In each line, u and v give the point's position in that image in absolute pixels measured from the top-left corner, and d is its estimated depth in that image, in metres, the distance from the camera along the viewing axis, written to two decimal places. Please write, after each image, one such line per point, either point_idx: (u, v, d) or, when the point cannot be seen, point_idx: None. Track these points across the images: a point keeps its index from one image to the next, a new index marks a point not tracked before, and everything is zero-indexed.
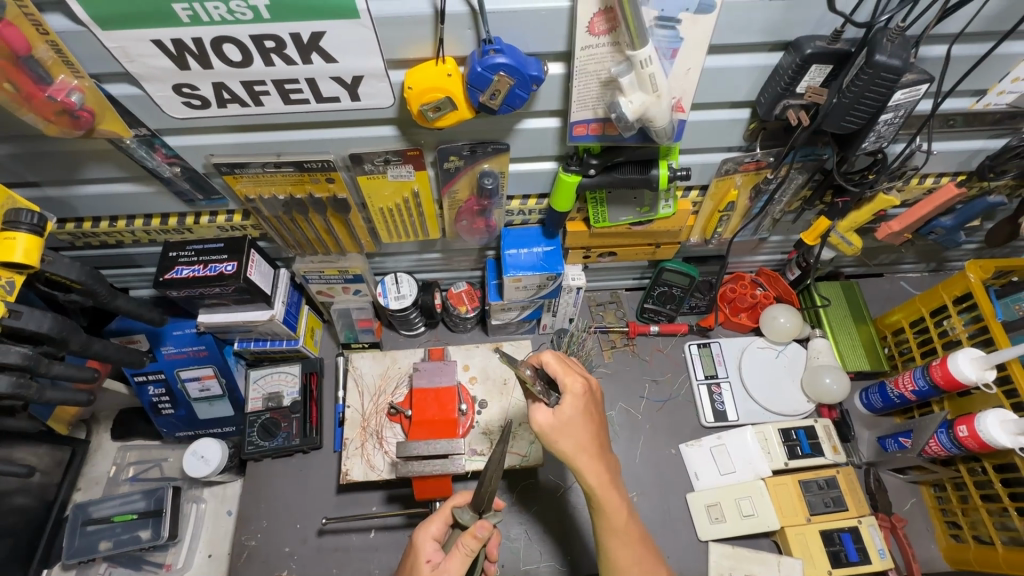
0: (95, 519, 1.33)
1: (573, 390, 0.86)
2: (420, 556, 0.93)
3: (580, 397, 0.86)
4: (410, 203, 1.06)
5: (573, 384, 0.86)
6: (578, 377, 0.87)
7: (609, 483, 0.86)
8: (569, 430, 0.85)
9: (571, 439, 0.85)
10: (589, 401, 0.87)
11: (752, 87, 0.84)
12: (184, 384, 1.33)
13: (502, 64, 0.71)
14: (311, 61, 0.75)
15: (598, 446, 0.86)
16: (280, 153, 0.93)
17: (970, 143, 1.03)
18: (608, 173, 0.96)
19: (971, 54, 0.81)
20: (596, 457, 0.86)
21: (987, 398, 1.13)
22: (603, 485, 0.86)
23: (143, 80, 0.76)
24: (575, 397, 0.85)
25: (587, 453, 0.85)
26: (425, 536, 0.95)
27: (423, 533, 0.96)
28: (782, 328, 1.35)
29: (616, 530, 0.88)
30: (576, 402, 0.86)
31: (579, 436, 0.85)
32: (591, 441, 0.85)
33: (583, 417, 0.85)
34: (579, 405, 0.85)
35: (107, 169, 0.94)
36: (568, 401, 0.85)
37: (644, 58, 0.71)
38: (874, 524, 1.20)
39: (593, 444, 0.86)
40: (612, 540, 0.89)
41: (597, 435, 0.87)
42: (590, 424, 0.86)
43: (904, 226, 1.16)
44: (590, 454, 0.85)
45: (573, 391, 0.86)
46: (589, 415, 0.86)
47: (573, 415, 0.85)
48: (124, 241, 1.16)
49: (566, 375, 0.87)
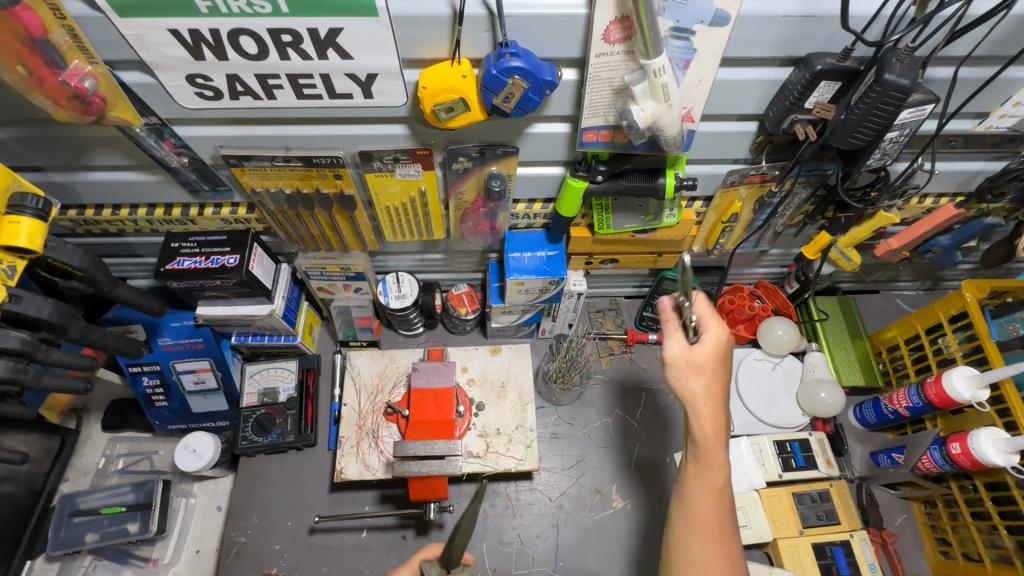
0: (82, 510, 1.32)
1: (715, 334, 0.84)
2: None
3: (723, 341, 0.84)
4: (417, 203, 1.06)
5: (718, 330, 0.84)
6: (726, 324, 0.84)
7: (717, 435, 0.83)
8: (705, 372, 0.83)
9: (703, 380, 0.83)
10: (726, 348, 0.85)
11: (761, 101, 0.85)
12: (179, 377, 1.32)
13: (517, 67, 0.71)
14: (327, 57, 0.75)
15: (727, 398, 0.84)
16: (289, 147, 0.93)
17: (970, 164, 1.04)
18: (615, 180, 0.96)
19: (975, 77, 0.83)
20: (721, 405, 0.83)
21: (980, 417, 1.14)
22: (715, 435, 0.83)
23: (157, 68, 0.76)
24: (717, 338, 0.83)
25: (717, 399, 0.83)
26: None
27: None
28: (779, 341, 1.37)
29: (712, 487, 0.83)
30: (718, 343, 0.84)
31: (716, 381, 0.83)
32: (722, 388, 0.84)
33: (722, 361, 0.83)
34: (718, 349, 0.83)
35: (114, 156, 0.94)
36: (709, 340, 0.83)
37: (658, 67, 0.71)
38: (865, 538, 1.21)
39: (722, 390, 0.84)
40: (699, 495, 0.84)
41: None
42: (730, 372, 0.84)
43: (902, 244, 1.18)
44: (719, 402, 0.83)
45: (718, 335, 0.84)
46: (723, 361, 0.84)
47: (709, 358, 0.83)
48: (125, 230, 1.15)
49: (712, 318, 0.85)
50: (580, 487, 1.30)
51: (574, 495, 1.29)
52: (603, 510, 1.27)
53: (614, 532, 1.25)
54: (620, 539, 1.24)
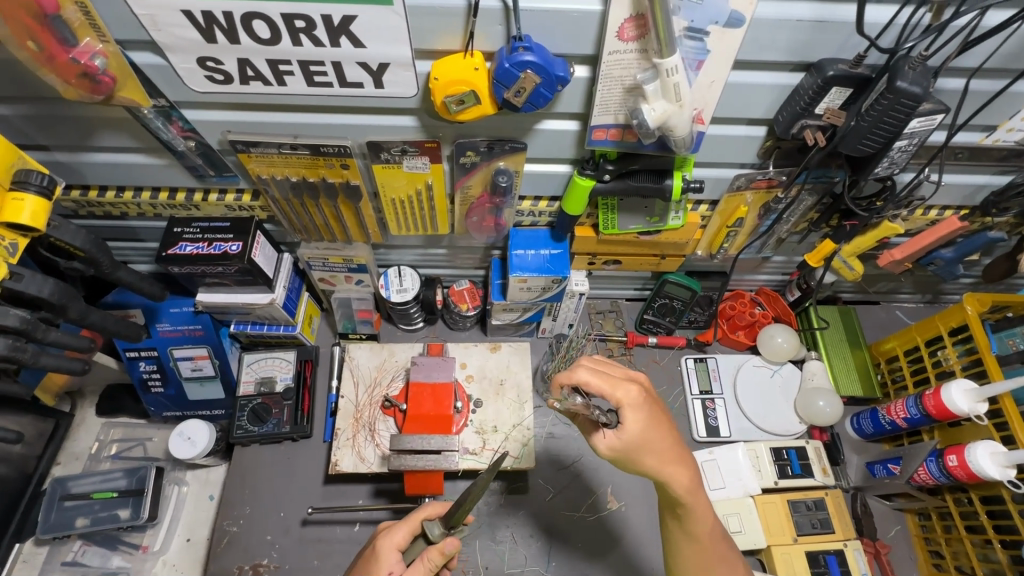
0: (73, 494, 1.31)
1: (629, 403, 0.79)
2: (381, 566, 0.89)
3: (641, 404, 0.79)
4: (423, 196, 1.06)
5: (627, 395, 0.79)
6: (629, 385, 0.80)
7: (696, 488, 0.83)
8: (645, 447, 0.79)
9: (651, 454, 0.80)
10: (649, 402, 0.81)
11: (771, 105, 0.85)
12: (176, 363, 1.31)
13: (530, 62, 0.71)
14: (339, 44, 0.75)
15: (679, 453, 0.82)
16: (296, 135, 0.93)
17: (976, 177, 1.04)
18: (622, 180, 0.96)
19: (986, 90, 0.83)
20: (681, 461, 0.82)
21: (977, 430, 1.15)
22: (690, 491, 0.83)
23: (168, 50, 0.76)
24: (636, 407, 0.79)
25: (672, 462, 0.81)
26: (389, 543, 0.91)
27: (390, 537, 0.92)
28: (779, 348, 1.37)
29: (698, 536, 0.88)
30: (636, 411, 0.79)
31: (654, 448, 0.80)
32: (670, 448, 0.81)
33: (652, 426, 0.79)
34: (641, 415, 0.79)
35: (121, 138, 0.94)
36: (628, 417, 0.79)
37: (670, 67, 0.71)
38: (859, 548, 1.20)
39: (673, 448, 0.81)
40: (691, 543, 0.89)
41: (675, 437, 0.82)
42: (663, 429, 0.81)
43: (905, 255, 1.18)
44: (675, 462, 0.81)
45: (630, 403, 0.79)
46: (655, 419, 0.80)
47: (641, 429, 0.79)
48: (128, 213, 1.15)
49: (616, 389, 0.80)
50: (573, 489, 1.28)
51: (566, 497, 1.28)
52: (597, 512, 1.27)
53: (605, 534, 1.25)
54: (612, 542, 1.24)
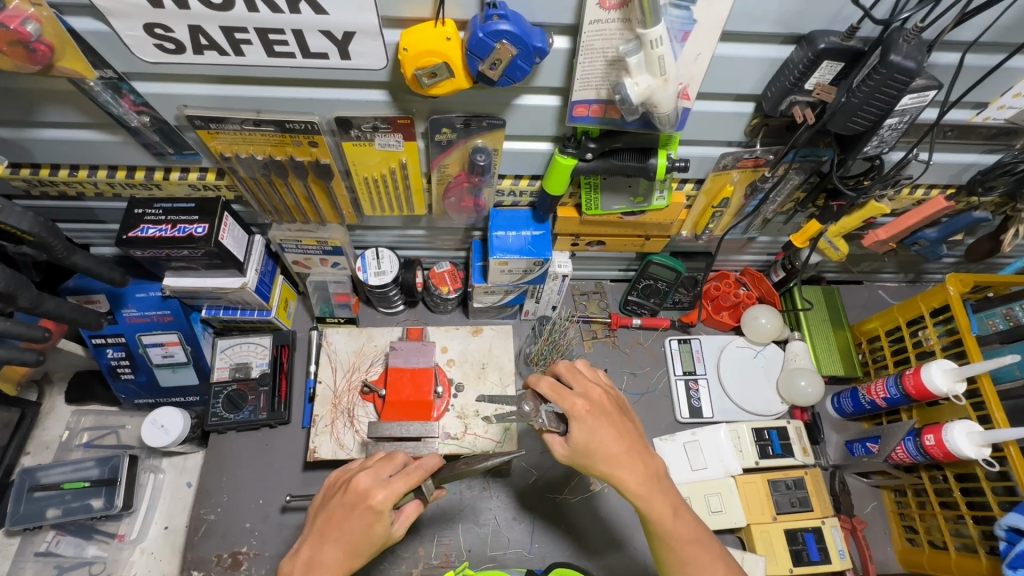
0: (43, 485, 1.27)
1: (575, 414, 0.86)
2: (379, 520, 0.83)
3: (587, 414, 0.86)
4: (397, 175, 1.01)
5: (573, 408, 0.86)
6: (574, 399, 0.87)
7: (648, 491, 0.85)
8: (589, 454, 0.85)
9: (595, 459, 0.85)
10: (597, 412, 0.87)
11: (761, 79, 0.81)
12: (146, 349, 1.26)
13: (505, 31, 0.67)
14: (299, 11, 0.70)
15: (624, 456, 0.85)
16: (260, 110, 0.87)
17: (964, 156, 1.02)
18: (604, 158, 0.92)
19: (980, 65, 0.80)
20: (629, 460, 0.85)
21: (954, 410, 1.15)
22: (642, 493, 0.85)
23: (110, 15, 0.70)
24: (580, 420, 0.86)
25: (620, 465, 0.85)
26: (390, 500, 0.83)
27: (388, 494, 0.83)
28: (762, 329, 1.36)
29: (668, 540, 0.86)
30: (587, 421, 0.86)
31: (606, 441, 0.85)
32: (614, 452, 0.85)
33: (596, 434, 0.85)
34: (588, 422, 0.86)
35: (68, 113, 0.87)
36: (576, 406, 0.87)
37: (655, 38, 0.67)
38: (836, 525, 1.22)
39: (621, 451, 0.85)
40: (665, 549, 0.88)
41: (625, 437, 0.86)
42: (609, 430, 0.86)
43: (891, 235, 1.15)
44: (620, 469, 0.84)
45: (577, 413, 0.86)
46: (603, 427, 0.86)
47: (587, 436, 0.85)
48: (85, 193, 1.08)
49: (563, 400, 0.87)
50: (557, 470, 1.27)
51: (548, 478, 1.26)
52: (579, 494, 1.25)
53: (588, 514, 1.24)
54: (597, 523, 1.23)
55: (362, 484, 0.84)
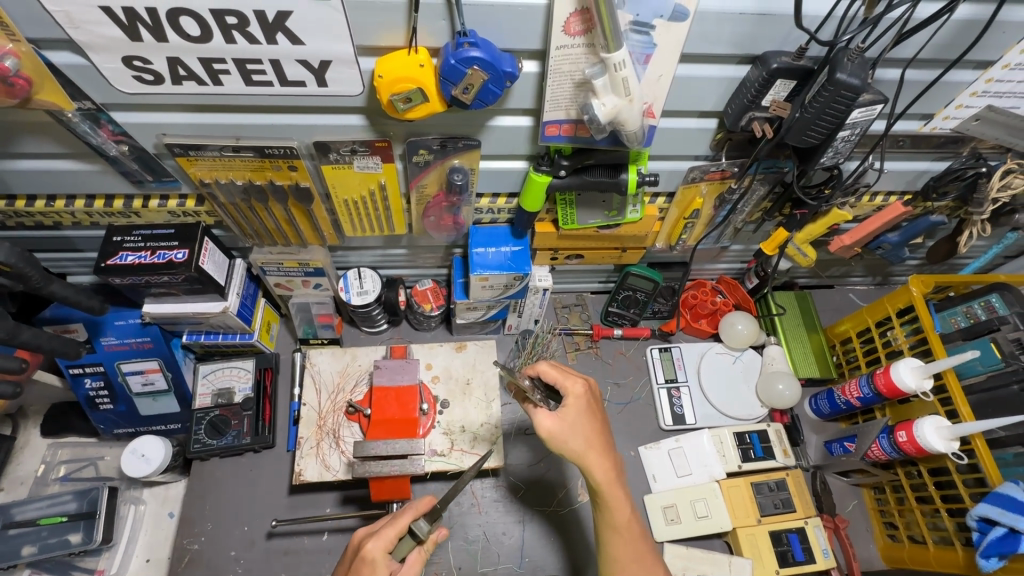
0: (18, 522, 1.22)
1: (573, 392, 0.92)
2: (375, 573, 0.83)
3: (581, 398, 0.92)
4: (377, 196, 1.03)
5: (574, 387, 0.93)
6: (576, 379, 0.94)
7: (614, 478, 0.89)
8: (576, 430, 0.89)
9: (578, 438, 0.89)
10: (590, 401, 0.93)
11: (721, 97, 0.86)
12: (125, 378, 1.24)
13: (476, 58, 0.70)
14: (276, 41, 0.72)
15: (603, 441, 0.90)
16: (239, 136, 0.89)
17: (916, 164, 1.08)
18: (578, 175, 0.96)
19: (921, 79, 0.86)
20: (605, 451, 0.90)
21: (924, 406, 1.19)
22: (609, 481, 0.88)
23: (89, 49, 0.71)
24: (576, 398, 0.92)
25: (595, 451, 0.89)
26: (380, 547, 0.84)
27: (377, 542, 0.85)
28: (739, 335, 1.40)
29: (618, 527, 0.89)
30: (578, 403, 0.92)
31: (586, 429, 0.90)
32: (596, 436, 0.90)
33: (586, 416, 0.91)
34: (582, 404, 0.92)
35: (45, 143, 0.88)
36: (575, 386, 0.93)
37: (618, 61, 0.71)
38: (819, 525, 1.24)
39: (599, 439, 0.90)
40: (613, 536, 0.90)
41: (604, 427, 0.92)
42: (595, 418, 0.92)
43: (855, 240, 1.20)
44: (598, 450, 0.89)
45: (575, 393, 0.92)
46: (592, 415, 0.92)
47: (576, 415, 0.90)
48: (62, 223, 1.08)
49: (566, 379, 0.93)
50: (545, 482, 1.28)
51: (536, 490, 1.27)
52: (567, 505, 1.26)
53: (578, 525, 1.24)
54: (586, 534, 1.23)
55: (359, 538, 0.91)
